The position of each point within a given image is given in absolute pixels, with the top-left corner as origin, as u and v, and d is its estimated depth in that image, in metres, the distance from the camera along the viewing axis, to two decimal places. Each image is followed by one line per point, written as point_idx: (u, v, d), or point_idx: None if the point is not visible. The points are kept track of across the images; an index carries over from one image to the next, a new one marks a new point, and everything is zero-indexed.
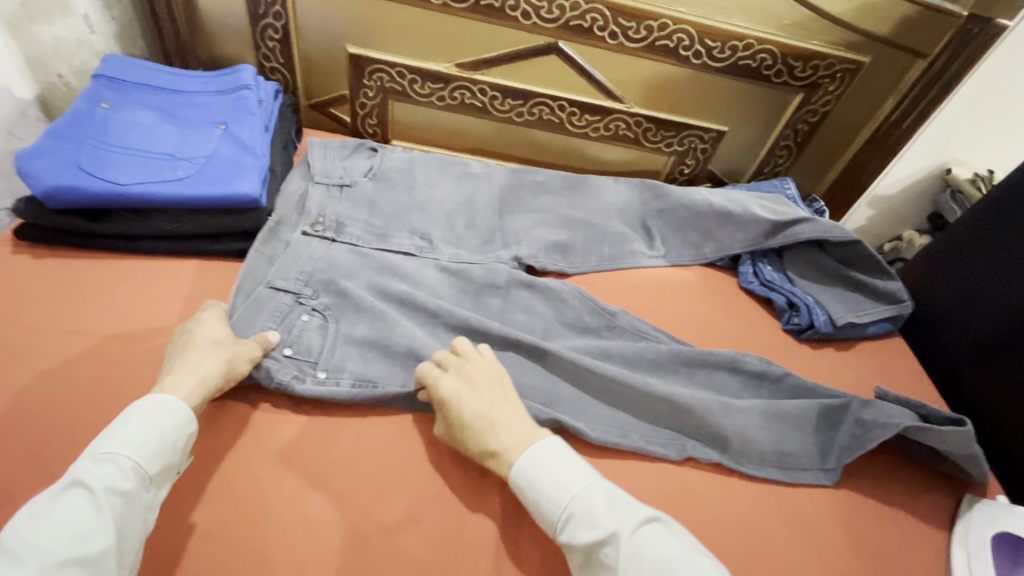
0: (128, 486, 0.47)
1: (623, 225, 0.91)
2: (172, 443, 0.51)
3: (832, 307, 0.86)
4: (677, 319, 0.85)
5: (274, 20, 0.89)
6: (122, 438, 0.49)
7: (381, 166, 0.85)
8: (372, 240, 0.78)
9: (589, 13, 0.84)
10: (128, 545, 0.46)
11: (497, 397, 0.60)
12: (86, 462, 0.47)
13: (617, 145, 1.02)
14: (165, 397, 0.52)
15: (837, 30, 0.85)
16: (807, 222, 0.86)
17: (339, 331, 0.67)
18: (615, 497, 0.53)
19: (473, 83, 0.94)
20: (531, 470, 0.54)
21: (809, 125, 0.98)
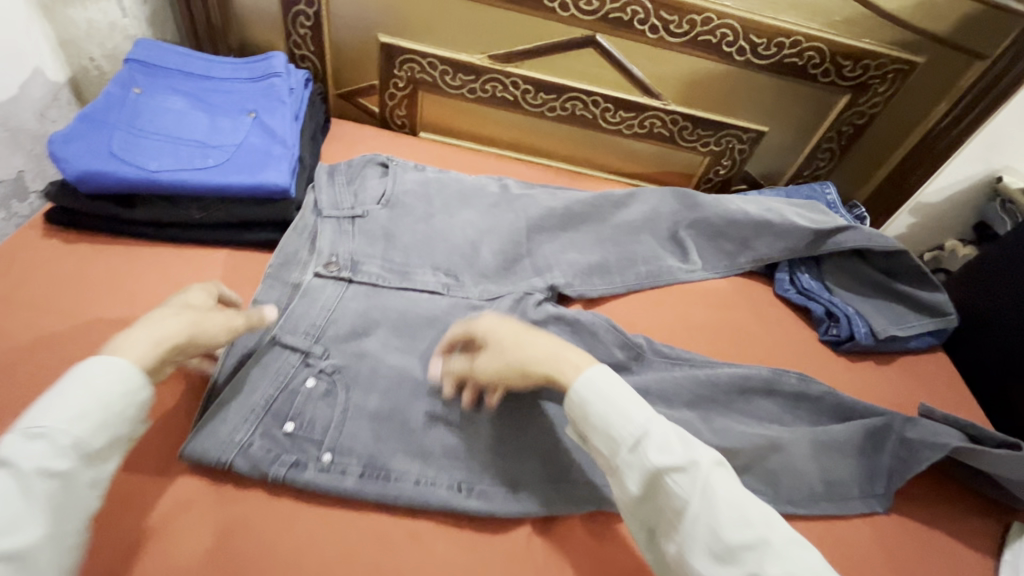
0: (64, 466, 0.42)
1: (654, 242, 0.88)
2: (119, 413, 0.45)
3: (874, 320, 0.82)
4: (710, 328, 0.82)
5: (306, 7, 0.88)
6: (56, 408, 0.43)
7: (396, 194, 0.82)
8: (391, 278, 0.73)
9: (630, 5, 0.81)
10: (69, 527, 0.42)
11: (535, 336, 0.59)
12: (16, 436, 0.41)
13: (650, 144, 0.99)
14: (111, 360, 0.45)
15: (892, 27, 0.81)
16: (849, 231, 0.84)
17: (350, 402, 0.60)
18: (683, 432, 0.53)
19: (505, 76, 0.92)
20: (602, 386, 0.54)
21: (854, 127, 0.93)
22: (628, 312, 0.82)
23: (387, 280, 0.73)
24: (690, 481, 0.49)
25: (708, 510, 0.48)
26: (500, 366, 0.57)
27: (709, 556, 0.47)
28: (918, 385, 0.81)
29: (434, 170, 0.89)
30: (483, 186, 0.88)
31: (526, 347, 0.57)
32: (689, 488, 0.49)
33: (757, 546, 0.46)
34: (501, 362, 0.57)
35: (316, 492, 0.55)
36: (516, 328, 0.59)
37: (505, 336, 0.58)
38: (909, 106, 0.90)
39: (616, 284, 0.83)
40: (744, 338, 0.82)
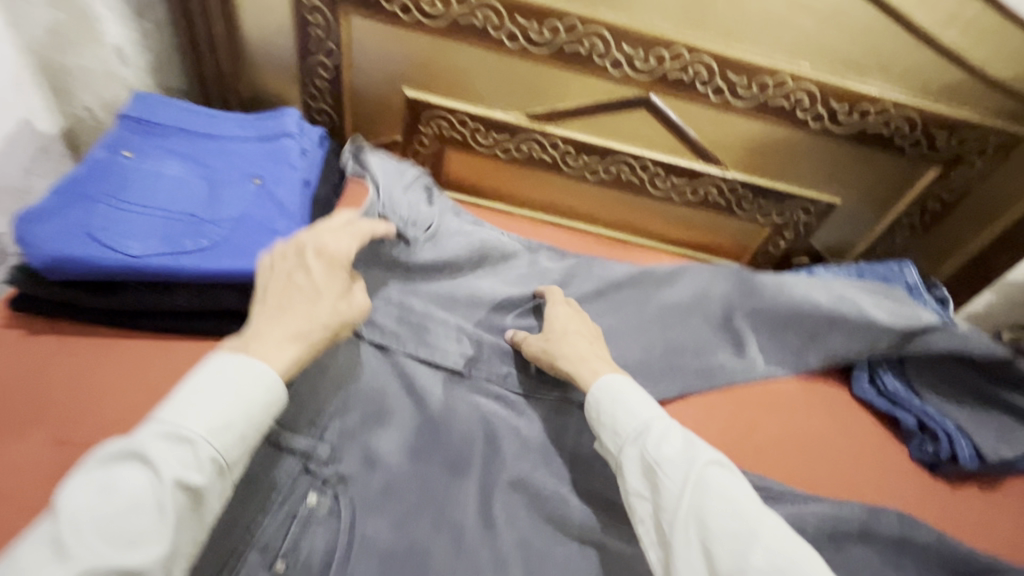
0: (201, 481, 0.40)
1: (704, 327, 0.75)
2: (257, 428, 0.43)
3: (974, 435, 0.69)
4: (784, 440, 0.70)
5: (325, 57, 0.79)
6: (200, 410, 0.41)
7: (442, 227, 0.71)
8: (405, 338, 0.63)
9: (693, 65, 0.71)
10: (185, 544, 0.39)
11: (593, 338, 0.64)
12: (160, 434, 0.39)
13: (704, 212, 0.88)
14: (253, 363, 0.44)
15: (998, 96, 0.70)
16: (941, 334, 0.70)
17: (357, 531, 0.50)
18: (690, 435, 0.51)
19: (545, 136, 0.82)
20: (616, 384, 0.56)
21: (942, 203, 0.82)
22: (685, 420, 0.70)
23: (402, 342, 0.63)
24: (682, 474, 0.47)
25: (698, 503, 0.46)
26: (558, 345, 0.61)
27: (698, 555, 0.43)
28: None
29: (471, 218, 0.75)
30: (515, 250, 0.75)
31: (581, 335, 0.63)
32: (681, 484, 0.47)
33: (745, 539, 0.43)
34: (558, 337, 0.62)
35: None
36: (585, 322, 0.66)
37: (568, 323, 0.64)
38: (1008, 182, 0.78)
39: (670, 381, 0.71)
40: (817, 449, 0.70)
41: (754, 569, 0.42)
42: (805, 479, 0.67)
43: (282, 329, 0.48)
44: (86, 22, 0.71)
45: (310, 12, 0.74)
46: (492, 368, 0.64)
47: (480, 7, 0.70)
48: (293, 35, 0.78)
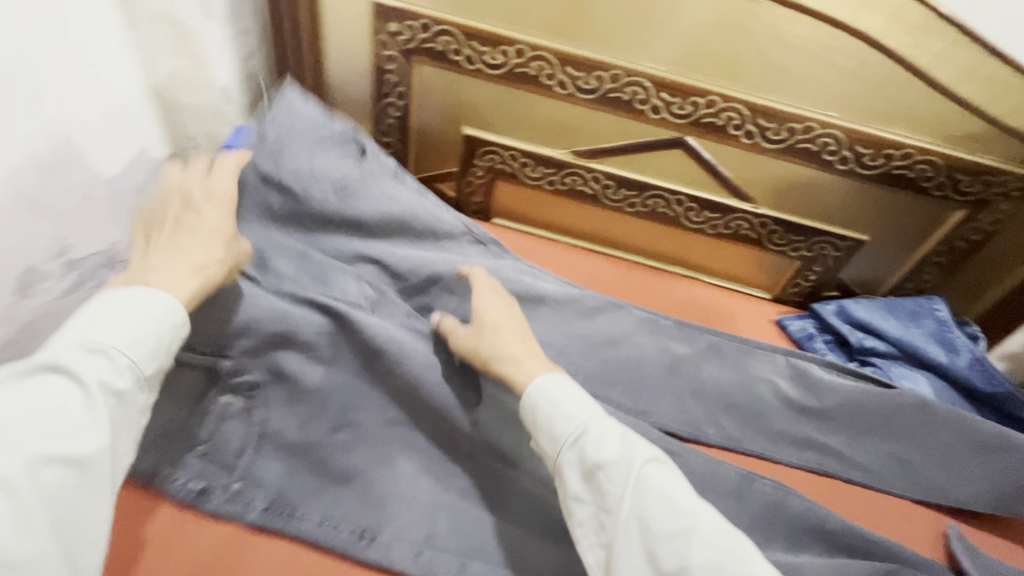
0: (123, 386, 0.49)
1: (631, 394, 0.76)
2: (166, 345, 0.53)
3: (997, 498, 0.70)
4: (811, 480, 0.71)
5: (396, 99, 0.90)
6: (114, 330, 0.50)
7: (358, 187, 0.74)
8: (308, 283, 0.68)
9: (725, 111, 0.79)
10: (121, 444, 0.50)
11: (521, 328, 0.68)
12: (75, 352, 0.48)
13: (736, 245, 0.94)
14: (152, 293, 0.53)
15: (1018, 145, 0.75)
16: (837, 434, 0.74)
17: (263, 424, 0.62)
18: (624, 432, 0.56)
19: (587, 171, 0.90)
20: (554, 389, 0.59)
21: (969, 243, 0.85)
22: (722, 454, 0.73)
23: (297, 284, 0.68)
24: (623, 475, 0.52)
25: (640, 504, 0.51)
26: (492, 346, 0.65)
27: (640, 553, 0.50)
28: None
29: (413, 184, 0.79)
30: (455, 229, 0.80)
31: (513, 333, 0.67)
32: (622, 485, 0.52)
33: (683, 535, 0.49)
34: (490, 337, 0.65)
35: (258, 529, 0.58)
36: (511, 313, 0.69)
37: (499, 318, 0.68)
38: None
39: (702, 400, 0.76)
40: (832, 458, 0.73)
41: (693, 564, 0.48)
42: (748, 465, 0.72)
43: (180, 263, 0.57)
44: (203, 67, 0.85)
45: (388, 62, 0.85)
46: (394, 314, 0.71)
47: (535, 59, 0.80)
48: (370, 79, 0.89)
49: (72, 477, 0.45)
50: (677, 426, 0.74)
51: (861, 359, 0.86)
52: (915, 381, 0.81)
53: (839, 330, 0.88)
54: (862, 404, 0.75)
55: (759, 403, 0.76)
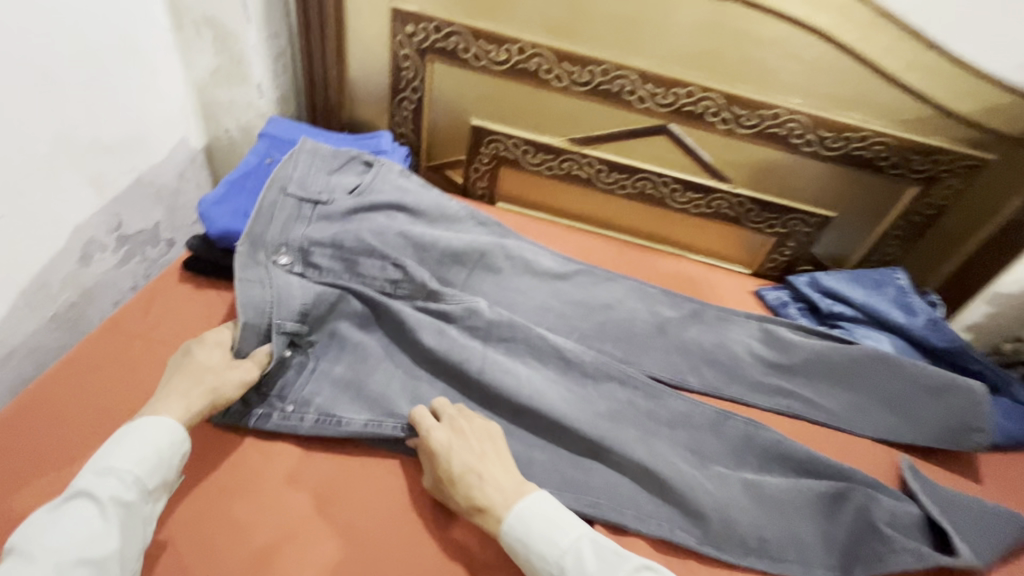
0: (130, 498, 0.53)
1: (621, 349, 0.86)
2: (170, 459, 0.57)
3: (946, 432, 0.79)
4: (781, 424, 0.81)
5: (411, 93, 1.00)
6: (123, 453, 0.55)
7: (370, 187, 0.85)
8: (340, 271, 0.77)
9: (703, 100, 0.89)
10: (132, 553, 0.53)
11: (487, 451, 0.65)
12: (90, 476, 0.54)
13: (717, 223, 1.04)
14: (158, 417, 0.58)
15: (961, 128, 0.85)
16: (806, 383, 0.84)
17: (319, 368, 0.72)
18: (602, 548, 0.58)
19: (582, 157, 1.00)
20: (520, 528, 0.59)
21: (924, 218, 0.95)
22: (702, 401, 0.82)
23: (336, 276, 0.77)
24: None
25: None
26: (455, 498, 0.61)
27: None
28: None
29: (420, 179, 0.90)
30: (460, 214, 0.90)
31: (477, 476, 0.62)
32: None
33: None
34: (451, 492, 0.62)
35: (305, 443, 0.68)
36: (470, 443, 0.65)
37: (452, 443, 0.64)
38: (983, 199, 0.91)
39: (685, 354, 0.86)
40: (800, 402, 0.82)
41: None
42: (731, 406, 0.82)
43: (177, 397, 0.60)
44: (241, 66, 0.95)
45: (404, 60, 0.96)
46: (416, 286, 0.79)
47: (535, 56, 0.90)
48: (388, 76, 1.00)
49: None
50: (664, 375, 0.83)
51: (831, 323, 0.95)
52: (877, 340, 0.91)
53: (810, 297, 0.97)
54: (837, 358, 0.84)
55: (736, 356, 0.86)
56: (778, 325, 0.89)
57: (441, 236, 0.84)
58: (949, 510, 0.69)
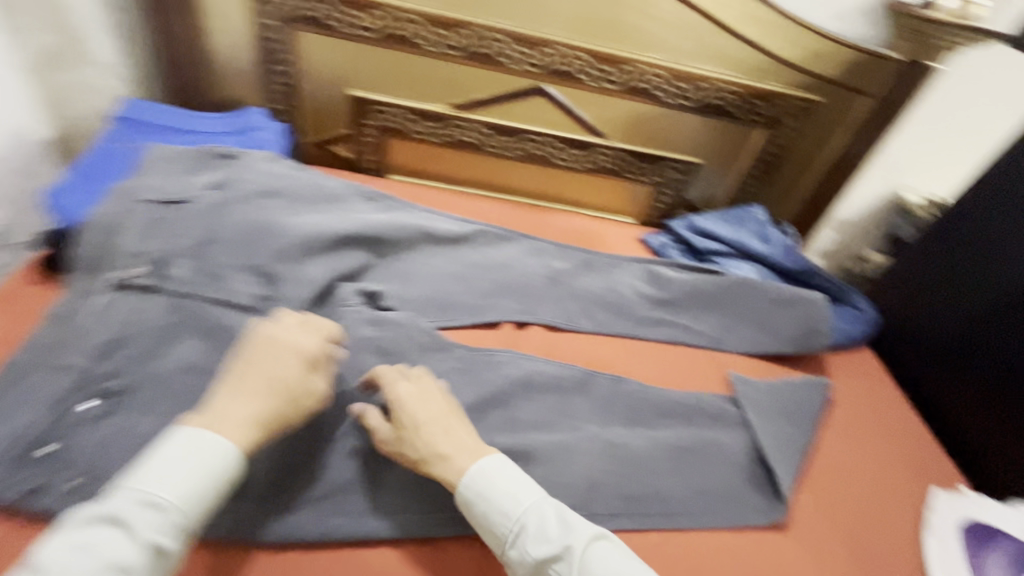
0: (167, 544, 0.45)
1: (520, 302, 0.89)
2: (211, 495, 0.49)
3: (798, 338, 0.91)
4: (669, 353, 0.89)
5: (282, 66, 0.97)
6: (171, 481, 0.47)
7: (234, 178, 0.80)
8: (201, 284, 0.70)
9: (572, 59, 0.94)
10: None
11: (449, 408, 0.64)
12: (132, 499, 0.46)
13: (601, 177, 1.10)
14: (213, 439, 0.50)
15: (793, 73, 0.96)
16: (686, 313, 0.93)
17: (120, 425, 0.59)
18: (564, 514, 0.58)
19: (467, 121, 1.02)
20: (482, 483, 0.58)
21: (774, 156, 1.07)
22: (596, 344, 0.87)
23: (198, 289, 0.69)
24: (568, 568, 0.54)
25: None
26: (423, 438, 0.60)
27: None
28: (878, 439, 0.83)
29: (291, 164, 0.87)
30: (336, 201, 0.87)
31: (441, 428, 0.61)
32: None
33: None
34: (418, 429, 0.60)
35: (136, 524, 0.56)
36: (437, 398, 0.64)
37: (419, 404, 0.62)
38: (819, 136, 1.04)
39: (579, 300, 0.91)
40: (682, 330, 0.91)
41: None
42: (622, 341, 0.88)
43: (252, 408, 0.53)
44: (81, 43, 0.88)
45: (269, 31, 0.92)
46: (287, 309, 0.73)
47: (406, 21, 0.90)
48: (254, 49, 0.95)
49: None
50: (561, 321, 0.88)
51: (706, 259, 1.05)
52: (744, 270, 1.02)
53: (687, 239, 1.07)
54: (709, 288, 0.94)
55: (624, 296, 0.93)
56: (659, 266, 0.97)
57: (320, 218, 0.82)
58: (792, 406, 0.81)
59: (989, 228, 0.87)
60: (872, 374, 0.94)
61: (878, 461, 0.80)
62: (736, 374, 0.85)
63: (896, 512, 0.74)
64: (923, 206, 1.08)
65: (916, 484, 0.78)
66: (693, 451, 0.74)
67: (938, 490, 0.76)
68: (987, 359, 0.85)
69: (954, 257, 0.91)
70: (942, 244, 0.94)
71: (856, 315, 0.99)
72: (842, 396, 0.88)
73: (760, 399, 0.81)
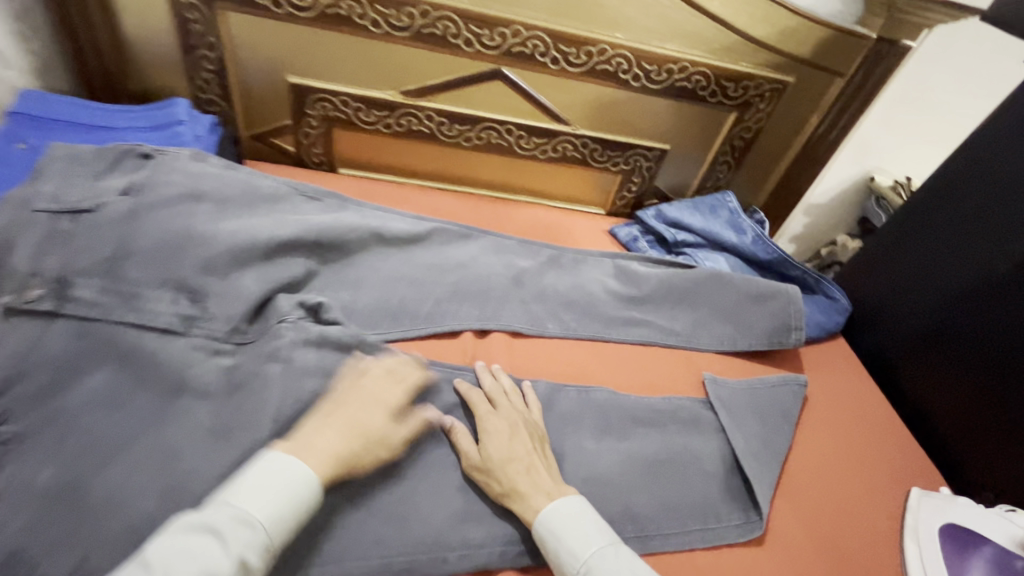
0: (254, 560, 0.47)
1: (482, 307, 0.83)
2: (293, 519, 0.51)
3: (772, 333, 0.88)
4: (639, 355, 0.84)
5: (208, 51, 0.86)
6: (262, 500, 0.50)
7: (151, 180, 0.70)
8: (111, 306, 0.62)
9: (530, 40, 0.86)
10: None
11: (533, 448, 0.66)
12: (228, 513, 0.48)
13: (566, 166, 1.04)
14: (297, 464, 0.53)
15: (764, 53, 0.91)
16: (654, 310, 0.88)
17: (14, 477, 0.52)
18: (634, 563, 0.57)
19: (419, 110, 0.94)
20: (558, 522, 0.59)
21: (744, 141, 1.03)
22: (564, 348, 0.82)
23: (107, 310, 0.61)
24: None
25: None
26: (500, 473, 0.63)
27: None
28: (855, 436, 0.80)
29: (220, 161, 0.78)
30: (274, 204, 0.78)
31: (523, 465, 0.64)
32: None
33: None
34: (499, 468, 0.63)
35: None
36: (524, 436, 0.66)
37: (502, 443, 0.65)
38: (790, 118, 1.00)
39: (545, 302, 0.86)
40: (653, 329, 0.87)
41: None
42: (591, 344, 0.84)
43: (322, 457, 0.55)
44: None
45: (188, 10, 0.82)
46: (217, 329, 0.65)
47: None
48: (173, 32, 0.85)
49: None
50: (525, 326, 0.82)
51: (677, 251, 1.01)
52: (715, 261, 0.98)
53: (656, 230, 1.02)
54: (678, 282, 0.89)
55: (592, 295, 0.88)
56: (627, 261, 0.93)
57: (254, 223, 0.74)
58: (764, 407, 0.79)
59: (964, 211, 0.83)
60: (847, 367, 0.91)
61: (852, 462, 0.77)
62: (709, 374, 0.82)
63: (871, 515, 0.72)
64: (894, 189, 1.05)
65: (892, 484, 0.76)
66: (666, 463, 0.71)
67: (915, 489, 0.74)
68: (958, 346, 0.81)
69: (929, 236, 0.87)
70: (916, 222, 0.89)
71: (828, 304, 0.96)
72: (814, 394, 0.85)
73: (735, 403, 0.78)
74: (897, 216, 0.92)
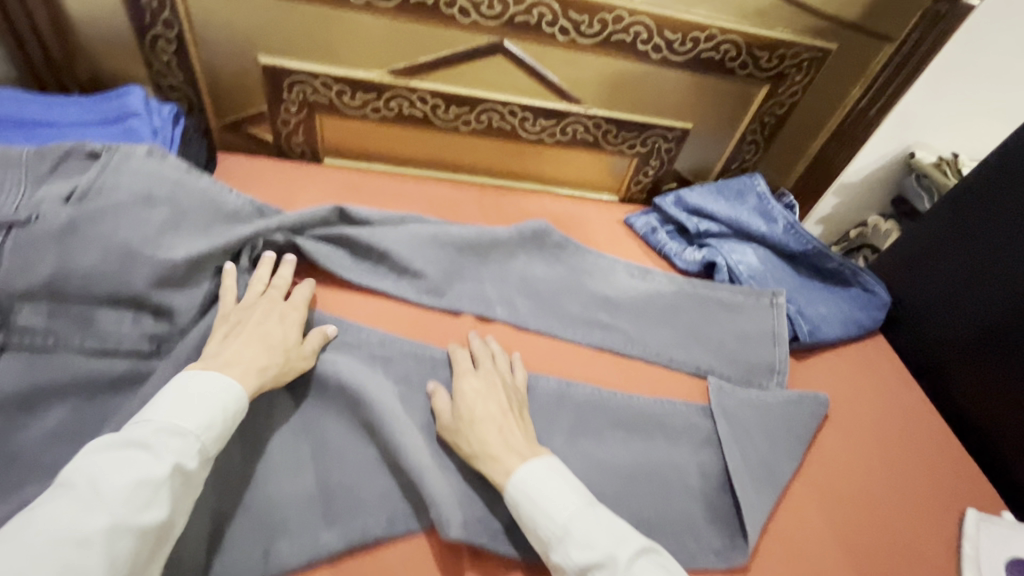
0: (191, 468, 0.48)
1: (488, 317, 0.74)
2: (224, 433, 0.51)
3: (752, 371, 0.78)
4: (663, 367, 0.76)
5: (165, 30, 0.75)
6: (192, 415, 0.49)
7: (99, 185, 0.61)
8: (66, 332, 0.57)
9: (535, 7, 0.75)
10: (174, 525, 0.46)
11: (511, 408, 0.62)
12: (159, 429, 0.47)
13: (577, 150, 0.94)
14: (224, 380, 0.53)
15: (803, 17, 0.80)
16: (670, 324, 0.80)
17: None
18: (612, 518, 0.53)
19: (411, 91, 0.83)
20: (531, 482, 0.54)
21: (775, 118, 0.92)
22: (579, 363, 0.74)
23: (61, 338, 0.57)
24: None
25: None
26: (466, 440, 0.58)
27: None
28: (898, 453, 0.74)
29: (180, 162, 0.68)
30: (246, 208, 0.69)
31: (498, 426, 0.59)
32: None
33: None
34: (466, 428, 0.59)
35: None
36: (501, 393, 0.63)
37: (478, 402, 0.61)
38: (828, 90, 0.89)
39: (557, 309, 0.78)
40: (676, 335, 0.79)
41: None
42: (612, 356, 0.75)
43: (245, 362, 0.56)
44: None
45: None
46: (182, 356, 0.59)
47: None
48: (122, 8, 0.73)
49: (136, 549, 0.42)
50: (537, 332, 0.75)
51: (699, 243, 0.91)
52: (743, 253, 0.88)
53: (677, 219, 0.92)
54: (694, 297, 0.84)
55: (605, 299, 0.81)
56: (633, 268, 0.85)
57: (226, 238, 0.65)
58: (790, 423, 0.72)
59: None
60: (889, 372, 0.83)
61: (897, 482, 0.71)
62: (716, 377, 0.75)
63: (921, 542, 0.66)
64: (939, 166, 0.94)
65: (943, 508, 0.70)
66: (693, 488, 0.65)
67: (973, 510, 0.68)
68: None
69: (994, 224, 0.77)
70: (976, 208, 0.79)
71: (866, 298, 0.88)
72: (854, 405, 0.78)
73: (770, 420, 0.72)
74: (953, 201, 0.82)
